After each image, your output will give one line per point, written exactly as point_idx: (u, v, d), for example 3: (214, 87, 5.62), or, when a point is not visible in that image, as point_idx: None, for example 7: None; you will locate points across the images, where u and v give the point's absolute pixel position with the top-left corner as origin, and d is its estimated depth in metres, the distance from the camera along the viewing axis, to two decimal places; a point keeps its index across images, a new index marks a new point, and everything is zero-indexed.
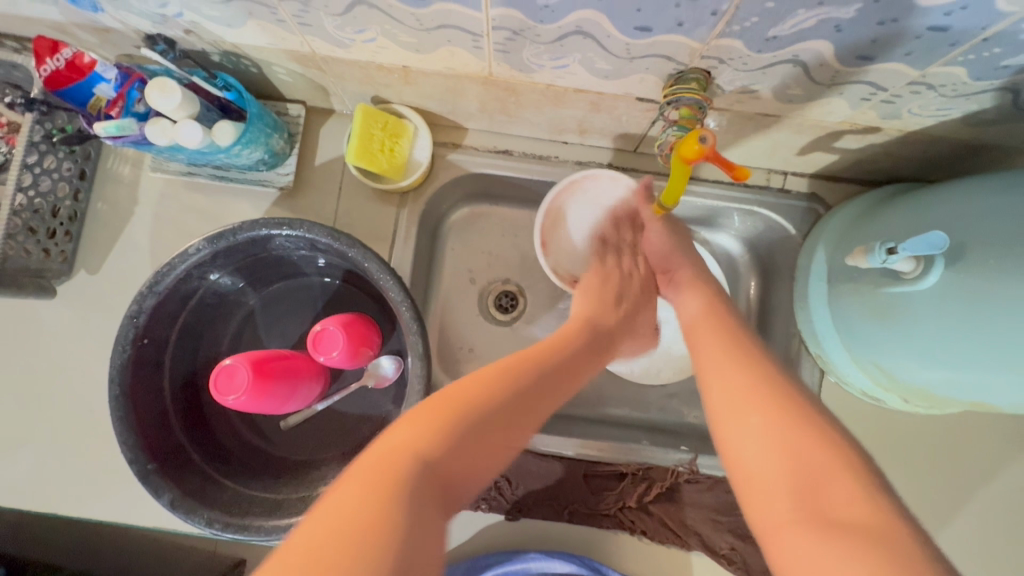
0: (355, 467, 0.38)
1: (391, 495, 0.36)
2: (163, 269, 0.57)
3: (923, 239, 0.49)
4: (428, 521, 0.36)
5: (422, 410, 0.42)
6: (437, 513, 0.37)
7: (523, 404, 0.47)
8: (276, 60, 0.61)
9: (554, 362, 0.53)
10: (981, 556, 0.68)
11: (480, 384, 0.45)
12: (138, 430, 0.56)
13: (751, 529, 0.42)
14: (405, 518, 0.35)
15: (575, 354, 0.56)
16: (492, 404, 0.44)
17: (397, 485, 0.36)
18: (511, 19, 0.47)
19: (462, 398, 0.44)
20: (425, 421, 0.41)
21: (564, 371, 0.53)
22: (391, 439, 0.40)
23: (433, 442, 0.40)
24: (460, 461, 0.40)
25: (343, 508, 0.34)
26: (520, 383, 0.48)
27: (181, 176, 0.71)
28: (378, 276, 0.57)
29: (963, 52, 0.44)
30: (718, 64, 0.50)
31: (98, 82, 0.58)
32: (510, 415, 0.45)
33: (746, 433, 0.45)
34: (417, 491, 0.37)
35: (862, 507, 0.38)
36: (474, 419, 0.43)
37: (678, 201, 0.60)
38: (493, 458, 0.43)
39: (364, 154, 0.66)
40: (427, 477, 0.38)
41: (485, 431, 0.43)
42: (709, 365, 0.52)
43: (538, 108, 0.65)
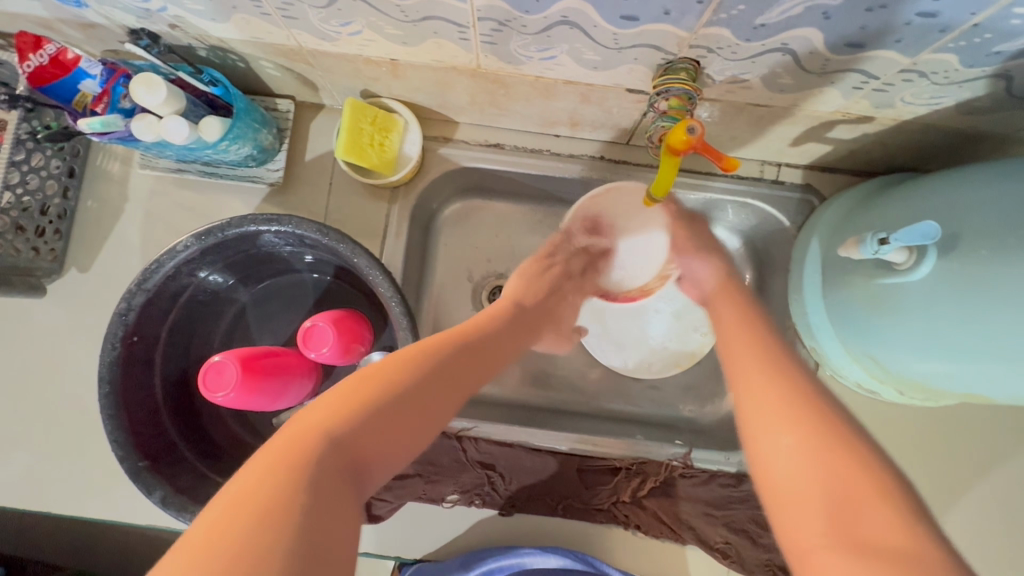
0: (263, 450, 0.36)
1: (296, 475, 0.34)
2: (151, 267, 0.56)
3: (916, 229, 0.49)
4: (334, 503, 0.35)
5: (335, 393, 0.41)
6: (345, 495, 0.36)
7: (437, 386, 0.46)
8: (263, 54, 0.61)
9: (472, 346, 0.52)
10: (976, 548, 0.68)
11: (391, 367, 0.45)
12: (128, 428, 0.56)
13: (784, 554, 0.39)
14: (309, 498, 0.33)
15: (498, 335, 0.57)
16: (406, 385, 0.44)
17: (302, 463, 0.35)
18: (496, 9, 0.46)
19: (375, 378, 0.43)
20: (336, 402, 0.40)
21: (483, 355, 0.53)
22: (303, 420, 0.38)
23: (341, 419, 0.39)
24: (372, 439, 0.40)
25: (244, 490, 0.33)
26: (437, 361, 0.48)
27: (171, 173, 0.71)
28: (367, 272, 0.56)
29: (954, 39, 0.44)
30: (707, 54, 0.49)
31: (84, 78, 0.57)
32: (423, 395, 0.45)
33: (777, 449, 0.42)
34: (323, 471, 0.35)
35: (898, 532, 0.35)
36: (386, 401, 0.42)
37: (668, 193, 0.59)
38: (406, 440, 0.42)
39: (353, 148, 0.65)
40: (335, 457, 0.37)
41: (397, 413, 0.42)
42: (743, 375, 0.49)
43: (528, 100, 0.64)
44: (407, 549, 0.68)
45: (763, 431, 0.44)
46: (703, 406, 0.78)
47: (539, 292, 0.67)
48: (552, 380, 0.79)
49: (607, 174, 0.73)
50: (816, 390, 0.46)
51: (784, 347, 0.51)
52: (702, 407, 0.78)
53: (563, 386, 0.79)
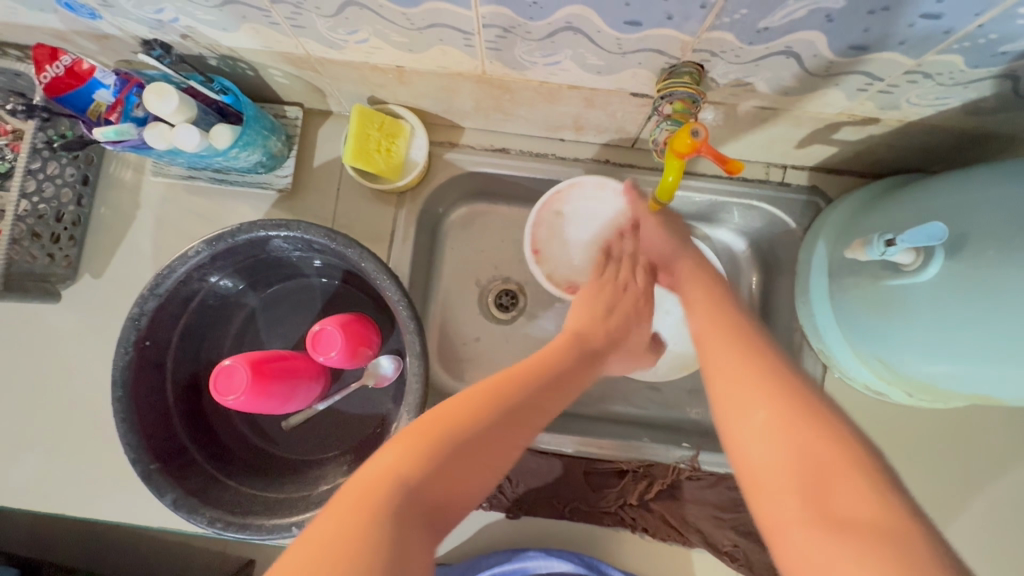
0: (341, 496, 0.38)
1: (372, 522, 0.36)
2: (163, 272, 0.57)
3: (923, 230, 0.49)
4: (412, 550, 0.36)
5: (405, 437, 0.42)
6: (422, 540, 0.37)
7: (511, 423, 0.46)
8: (272, 63, 0.62)
9: (545, 378, 0.51)
10: (989, 553, 0.67)
11: (463, 406, 0.45)
12: (141, 431, 0.57)
13: (760, 531, 0.39)
14: (387, 542, 0.35)
15: (575, 367, 0.55)
16: (478, 425, 0.44)
17: (376, 510, 0.36)
18: (501, 16, 0.47)
19: (445, 420, 0.43)
20: (409, 447, 0.41)
21: (555, 386, 0.51)
22: (376, 467, 0.40)
23: (414, 465, 0.40)
24: (448, 484, 0.40)
25: (326, 536, 0.35)
26: (514, 399, 0.47)
27: (183, 180, 0.72)
28: (375, 276, 0.57)
29: (957, 40, 0.44)
30: (710, 57, 0.50)
31: (98, 88, 0.58)
32: (497, 434, 0.44)
33: (747, 428, 0.43)
34: (399, 517, 0.37)
35: (870, 504, 0.35)
36: (456, 442, 0.42)
37: (673, 196, 0.60)
38: (480, 479, 0.43)
39: (360, 154, 0.66)
40: (409, 505, 0.38)
41: (471, 453, 0.42)
42: (713, 360, 0.50)
43: (533, 105, 0.65)
44: None
45: (734, 412, 0.44)
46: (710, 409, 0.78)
47: (606, 309, 0.64)
48: None
49: (611, 177, 0.73)
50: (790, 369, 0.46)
51: (754, 331, 0.52)
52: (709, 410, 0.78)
53: None
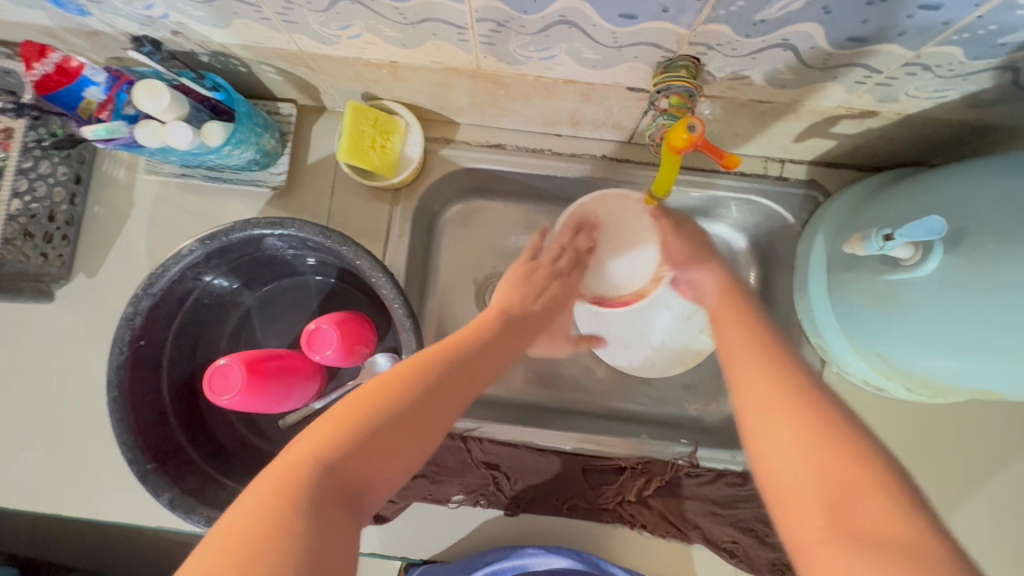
0: (255, 487, 0.36)
1: (286, 509, 0.34)
2: (156, 271, 0.57)
3: (922, 224, 0.48)
4: (332, 534, 0.35)
5: (325, 422, 0.40)
6: (341, 523, 0.36)
7: (433, 399, 0.45)
8: (264, 59, 0.61)
9: (466, 353, 0.50)
10: (987, 546, 0.67)
11: (382, 386, 0.43)
12: (137, 431, 0.57)
13: (783, 543, 0.39)
14: (303, 527, 0.34)
15: (499, 340, 0.55)
16: (399, 403, 0.43)
17: (293, 496, 0.35)
18: (495, 10, 0.46)
19: (363, 400, 0.42)
20: (329, 427, 0.40)
21: (479, 361, 0.51)
22: (291, 455, 0.38)
23: (331, 448, 0.38)
24: (369, 461, 0.40)
25: (239, 528, 0.33)
26: (436, 369, 0.47)
27: (176, 178, 0.72)
28: (370, 274, 0.57)
29: (957, 32, 0.43)
30: (707, 50, 0.49)
31: (88, 86, 0.58)
32: (419, 411, 0.43)
33: (770, 440, 0.42)
34: (315, 501, 0.36)
35: (894, 522, 0.35)
36: (376, 423, 0.41)
37: (669, 191, 0.59)
38: (404, 458, 0.42)
39: (354, 151, 0.66)
40: (328, 486, 0.37)
41: (391, 432, 0.41)
42: (735, 368, 0.48)
43: (528, 100, 0.64)
44: (414, 550, 0.69)
45: (758, 421, 0.43)
46: (708, 405, 0.78)
47: (538, 292, 0.65)
48: (557, 381, 0.79)
49: (609, 172, 0.73)
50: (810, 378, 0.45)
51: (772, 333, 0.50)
52: (707, 406, 0.77)
53: (568, 386, 0.79)
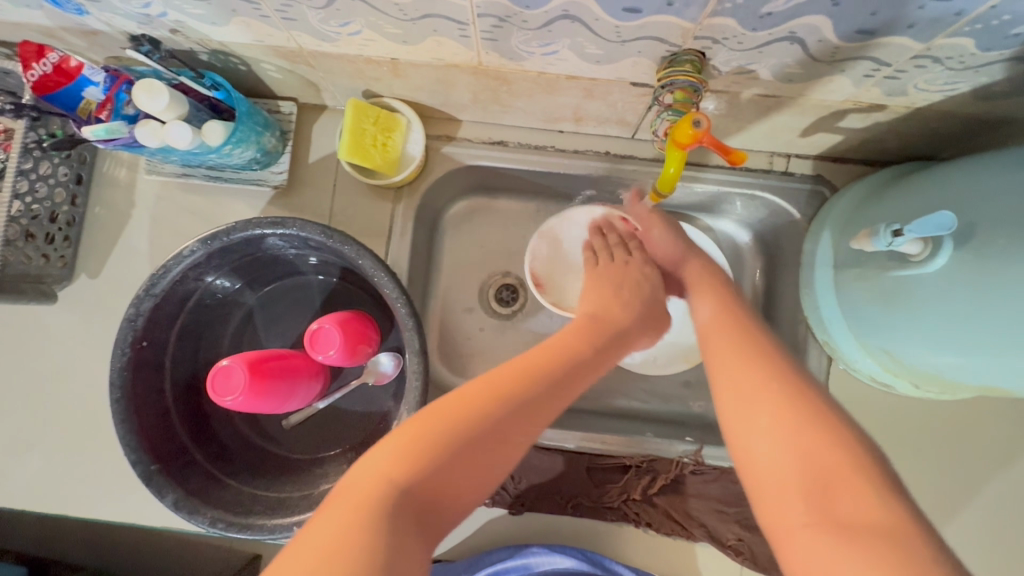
0: (339, 498, 0.41)
1: (364, 522, 0.38)
2: (158, 272, 0.57)
3: (932, 219, 0.48)
4: (407, 547, 0.39)
5: (399, 439, 0.44)
6: (416, 535, 0.40)
7: (513, 418, 0.48)
8: (265, 57, 0.61)
9: (551, 369, 0.52)
10: (996, 543, 0.67)
11: (461, 406, 0.46)
12: (140, 433, 0.57)
13: (762, 530, 0.42)
14: (382, 539, 0.38)
15: (591, 352, 0.57)
16: (478, 424, 0.46)
17: (369, 510, 0.39)
18: (496, 5, 0.46)
19: (437, 419, 0.45)
20: (403, 443, 0.43)
21: (563, 378, 0.52)
22: (369, 469, 0.42)
23: (404, 466, 0.42)
24: (451, 476, 0.43)
25: (324, 536, 0.38)
26: (525, 386, 0.50)
27: (176, 178, 0.71)
28: (373, 273, 0.56)
29: (969, 23, 0.42)
30: (713, 44, 0.48)
31: (87, 86, 0.58)
32: (497, 431, 0.46)
33: (755, 431, 0.44)
34: (391, 516, 0.39)
35: (870, 508, 0.37)
36: (450, 443, 0.44)
37: (674, 187, 0.58)
38: (478, 474, 0.45)
39: (356, 149, 0.65)
40: (404, 501, 0.41)
41: (467, 451, 0.45)
42: (720, 363, 0.51)
43: (531, 97, 0.64)
44: None
45: (743, 412, 0.46)
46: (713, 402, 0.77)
47: (614, 289, 0.66)
48: None
49: (612, 169, 0.72)
50: (789, 371, 0.48)
51: (756, 330, 0.53)
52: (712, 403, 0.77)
53: None
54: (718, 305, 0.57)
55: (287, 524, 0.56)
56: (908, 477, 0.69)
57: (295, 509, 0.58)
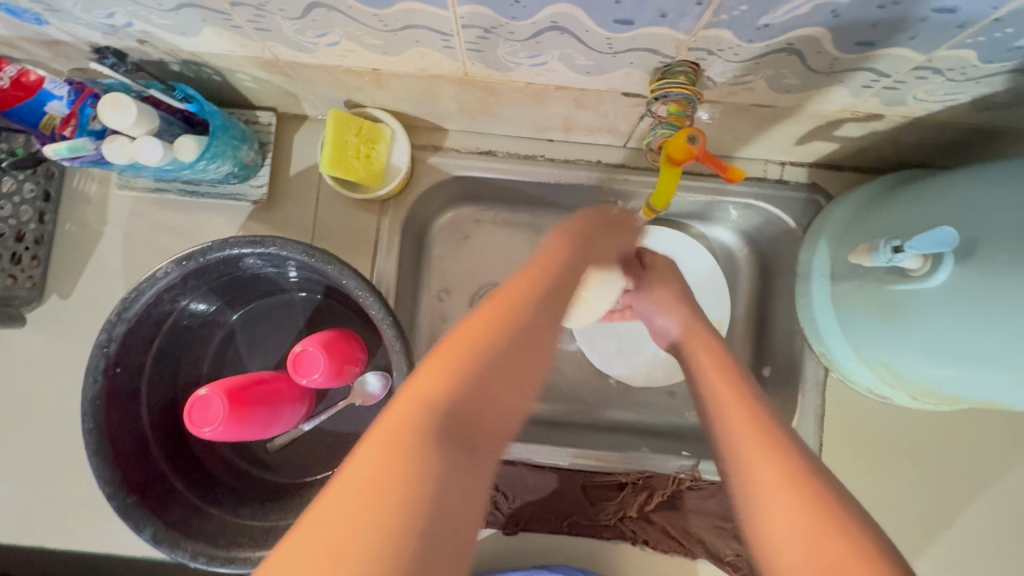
0: (375, 432, 0.34)
1: (412, 452, 0.33)
2: (130, 295, 0.54)
3: (932, 236, 0.47)
4: (462, 480, 0.34)
5: (437, 361, 0.39)
6: (466, 464, 0.34)
7: (531, 333, 0.43)
8: (239, 67, 0.58)
9: (553, 282, 0.48)
10: (991, 551, 0.66)
11: (490, 318, 0.42)
12: (116, 464, 0.54)
13: None
14: (435, 471, 0.32)
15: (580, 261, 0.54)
16: (502, 342, 0.41)
17: (416, 439, 0.33)
18: (481, 16, 0.43)
19: (470, 341, 0.40)
20: (439, 372, 0.38)
21: (557, 293, 0.48)
22: (404, 398, 0.36)
23: (448, 389, 0.37)
24: (487, 399, 0.38)
25: (365, 474, 0.32)
26: (528, 297, 0.45)
27: (150, 193, 0.68)
28: (357, 293, 0.54)
29: (972, 34, 0.41)
30: (707, 55, 0.46)
31: (50, 100, 0.54)
32: (520, 348, 0.42)
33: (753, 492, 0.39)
34: (443, 445, 0.34)
35: None
36: (484, 362, 0.39)
37: (668, 203, 0.58)
38: (513, 398, 0.40)
39: (338, 163, 0.63)
40: (450, 431, 0.35)
41: (501, 369, 0.40)
42: (722, 429, 0.44)
43: (520, 106, 0.61)
44: None
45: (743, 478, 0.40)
46: None
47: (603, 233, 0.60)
48: (554, 392, 0.77)
49: (604, 178, 0.70)
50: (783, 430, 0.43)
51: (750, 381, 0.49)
52: None
53: (566, 397, 0.77)
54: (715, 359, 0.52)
55: None
56: (902, 487, 0.69)
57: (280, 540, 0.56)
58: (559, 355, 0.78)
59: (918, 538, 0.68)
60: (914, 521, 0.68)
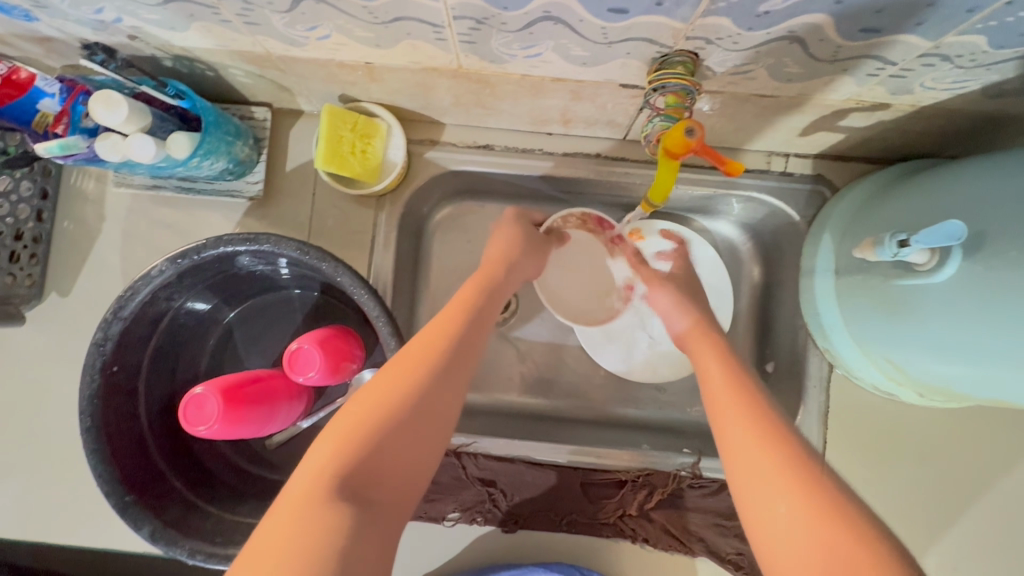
0: (283, 498, 0.37)
1: (312, 517, 0.35)
2: (125, 294, 0.53)
3: (939, 229, 0.45)
4: (360, 541, 0.36)
5: (338, 429, 0.40)
6: (372, 530, 0.37)
7: (436, 385, 0.44)
8: (231, 62, 0.57)
9: (462, 332, 0.49)
10: (997, 550, 0.65)
11: (399, 372, 0.44)
12: (114, 463, 0.54)
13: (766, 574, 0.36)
14: (332, 533, 0.35)
15: (493, 302, 0.54)
16: (408, 395, 0.43)
17: (315, 504, 0.36)
18: (472, 7, 0.42)
19: (373, 403, 0.42)
20: (340, 436, 0.40)
21: (471, 331, 0.49)
22: (308, 466, 0.39)
23: (348, 455, 0.39)
24: (389, 457, 0.40)
25: (265, 547, 0.34)
26: (437, 343, 0.47)
27: (147, 190, 0.68)
28: (352, 291, 0.53)
29: (983, 19, 0.39)
30: (706, 44, 0.45)
31: (41, 97, 0.54)
32: (426, 403, 0.43)
33: (783, 545, 0.36)
34: (338, 509, 0.36)
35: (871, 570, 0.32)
36: (380, 432, 0.40)
37: (667, 197, 0.57)
38: (415, 458, 0.41)
39: (333, 158, 0.62)
40: (345, 496, 0.37)
41: (404, 429, 0.41)
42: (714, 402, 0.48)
43: (516, 99, 0.60)
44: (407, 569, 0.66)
45: (761, 508, 0.38)
46: None
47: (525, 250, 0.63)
48: (554, 388, 0.76)
49: (603, 173, 0.69)
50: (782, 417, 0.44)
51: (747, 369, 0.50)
52: None
53: (566, 394, 0.76)
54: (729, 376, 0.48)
55: None
56: (907, 484, 0.67)
57: None
58: (559, 351, 0.77)
59: (923, 536, 0.66)
60: (919, 518, 0.67)
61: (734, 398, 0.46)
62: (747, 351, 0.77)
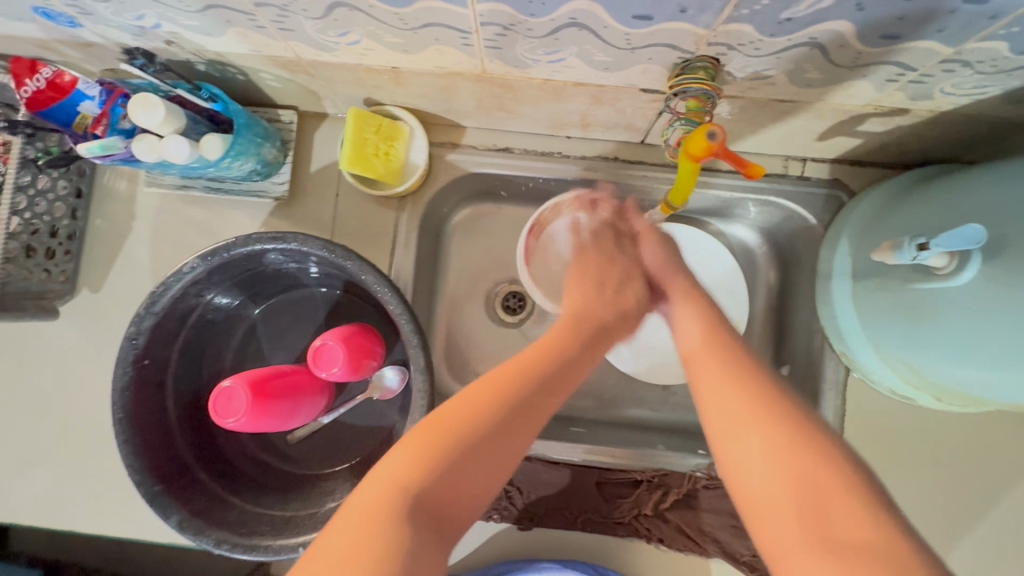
0: (353, 500, 0.40)
1: (384, 531, 0.38)
2: (158, 289, 0.55)
3: (959, 233, 0.45)
4: (423, 558, 0.38)
5: (414, 442, 0.43)
6: (438, 543, 0.40)
7: (518, 420, 0.46)
8: (262, 66, 0.59)
9: (555, 369, 0.50)
10: (1016, 557, 0.65)
11: (483, 400, 0.45)
12: (143, 453, 0.56)
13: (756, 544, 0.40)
14: (401, 548, 0.37)
15: (589, 340, 0.55)
16: (488, 425, 0.44)
17: (387, 518, 0.38)
18: (500, 14, 0.44)
19: (451, 428, 0.43)
20: (414, 454, 0.42)
21: (562, 370, 0.50)
22: (382, 477, 0.41)
23: (422, 476, 0.41)
24: (459, 484, 0.42)
25: (336, 549, 0.37)
26: (529, 378, 0.48)
27: (177, 190, 0.70)
28: (376, 289, 0.55)
29: (1004, 26, 0.40)
30: (728, 50, 0.46)
31: (82, 100, 0.56)
32: (504, 434, 0.45)
33: (774, 512, 0.39)
34: (409, 527, 0.38)
35: (866, 530, 0.36)
36: (455, 458, 0.42)
37: (687, 200, 0.58)
38: (483, 485, 0.43)
39: (358, 160, 0.64)
40: (418, 516, 0.39)
41: (479, 457, 0.43)
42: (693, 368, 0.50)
43: (537, 103, 0.61)
44: None
45: (746, 470, 0.42)
46: None
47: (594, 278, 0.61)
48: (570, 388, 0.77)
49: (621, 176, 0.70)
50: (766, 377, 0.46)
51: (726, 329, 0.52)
52: None
53: (581, 394, 0.77)
54: (706, 329, 0.52)
55: (291, 544, 0.55)
56: (924, 488, 0.67)
57: (298, 529, 0.57)
58: None
59: (940, 542, 0.66)
60: (936, 523, 0.66)
61: (715, 364, 0.48)
62: (762, 354, 0.78)
